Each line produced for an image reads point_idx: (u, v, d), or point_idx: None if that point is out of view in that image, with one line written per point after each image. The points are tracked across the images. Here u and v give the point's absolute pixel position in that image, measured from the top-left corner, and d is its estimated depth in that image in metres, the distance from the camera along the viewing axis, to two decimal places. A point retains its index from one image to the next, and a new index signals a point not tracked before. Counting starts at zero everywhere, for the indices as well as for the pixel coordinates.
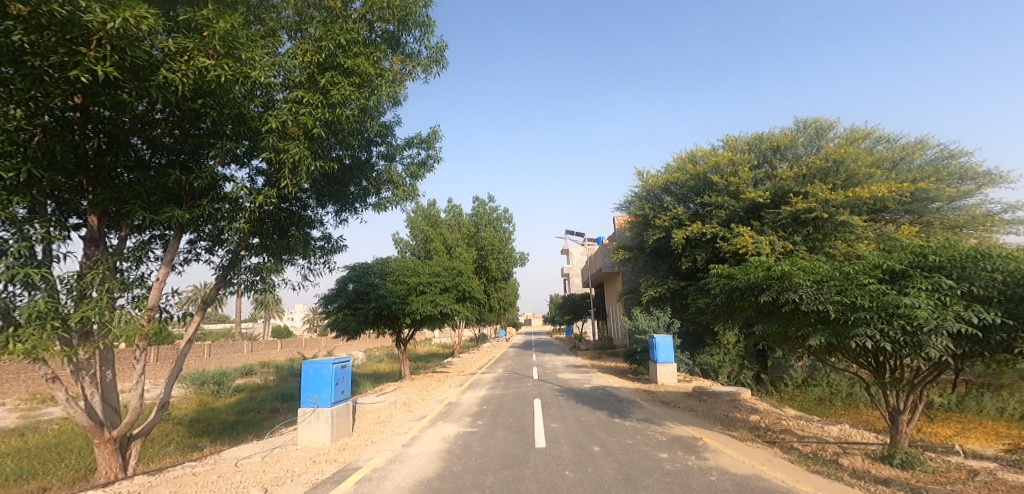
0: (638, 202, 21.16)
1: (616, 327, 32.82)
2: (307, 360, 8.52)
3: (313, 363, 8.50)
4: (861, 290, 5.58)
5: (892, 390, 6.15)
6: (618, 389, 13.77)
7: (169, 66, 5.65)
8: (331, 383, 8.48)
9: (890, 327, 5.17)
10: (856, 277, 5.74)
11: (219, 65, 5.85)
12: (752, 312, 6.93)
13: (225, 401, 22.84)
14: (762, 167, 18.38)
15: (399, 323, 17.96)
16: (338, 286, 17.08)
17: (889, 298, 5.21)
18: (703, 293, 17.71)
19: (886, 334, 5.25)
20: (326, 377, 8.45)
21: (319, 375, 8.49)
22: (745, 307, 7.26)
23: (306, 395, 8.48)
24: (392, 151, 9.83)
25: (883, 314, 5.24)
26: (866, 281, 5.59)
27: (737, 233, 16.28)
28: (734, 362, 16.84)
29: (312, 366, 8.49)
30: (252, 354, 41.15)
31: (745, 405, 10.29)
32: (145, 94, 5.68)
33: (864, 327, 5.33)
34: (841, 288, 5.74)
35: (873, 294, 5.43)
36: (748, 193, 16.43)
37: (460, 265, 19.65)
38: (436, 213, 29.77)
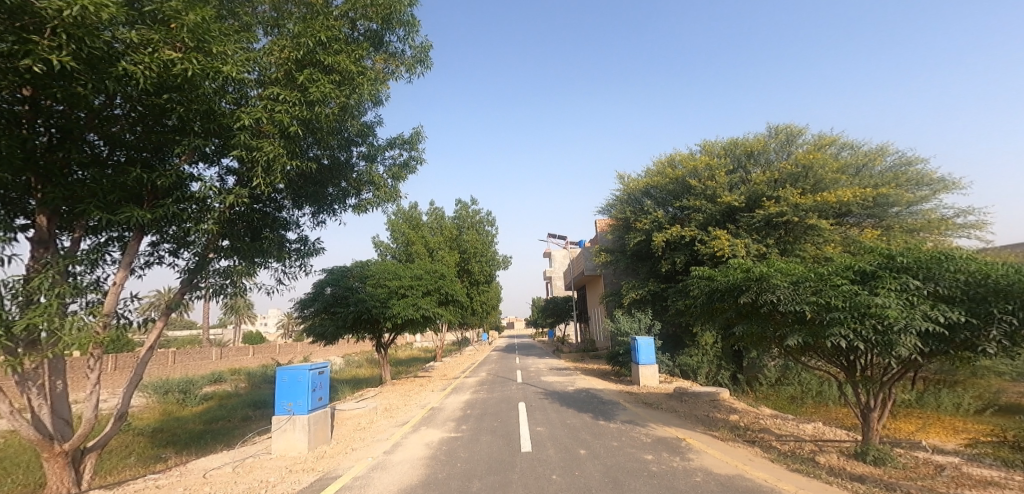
0: (619, 205, 21.34)
1: (597, 330, 32.94)
2: (283, 366, 8.25)
3: (288, 369, 8.23)
4: (835, 290, 5.65)
5: (863, 388, 6.26)
6: (601, 391, 13.79)
7: (130, 58, 5.42)
8: (308, 389, 8.22)
9: (862, 327, 5.26)
10: (830, 277, 5.81)
11: (187, 59, 5.72)
12: (733, 313, 7.00)
13: (193, 409, 22.07)
14: (737, 171, 18.64)
15: (378, 327, 17.67)
16: (315, 290, 16.74)
17: (861, 298, 5.29)
18: (682, 295, 17.89)
19: (859, 334, 5.34)
20: (303, 384, 8.19)
21: (294, 382, 8.22)
22: (725, 308, 7.33)
23: (281, 402, 8.20)
24: (373, 152, 9.65)
25: (855, 314, 5.32)
26: (839, 281, 5.68)
27: (714, 236, 16.50)
28: (712, 363, 17.09)
29: (287, 372, 8.22)
30: (222, 360, 39.94)
31: (724, 404, 10.39)
32: (102, 87, 5.38)
33: (838, 327, 5.39)
34: (817, 288, 5.81)
35: (846, 294, 5.50)
36: (725, 196, 16.71)
37: (443, 268, 19.43)
38: (417, 215, 29.55)
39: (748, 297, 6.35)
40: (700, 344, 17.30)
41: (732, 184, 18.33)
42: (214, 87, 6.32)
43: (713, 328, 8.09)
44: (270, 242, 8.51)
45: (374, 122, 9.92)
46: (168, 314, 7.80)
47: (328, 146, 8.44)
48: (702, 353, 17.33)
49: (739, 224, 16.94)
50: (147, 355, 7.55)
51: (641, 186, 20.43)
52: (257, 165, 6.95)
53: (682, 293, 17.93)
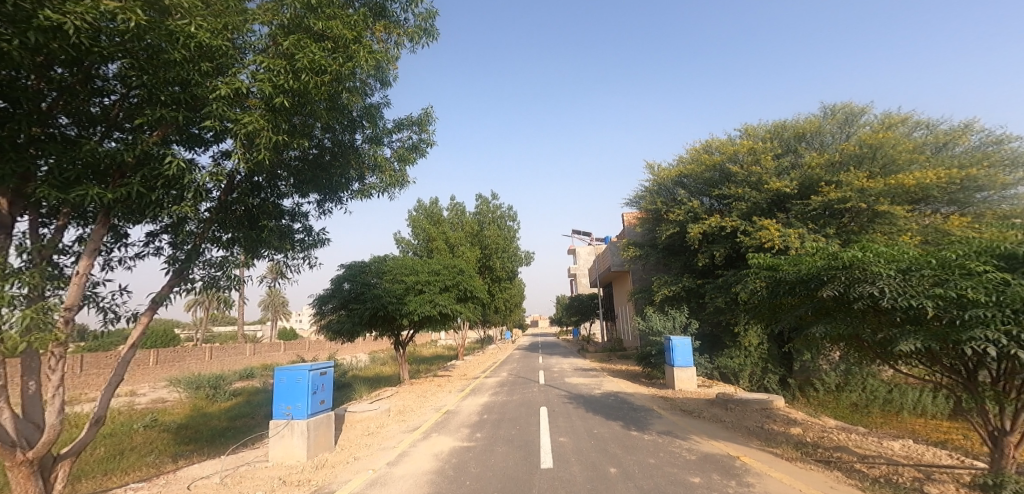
0: (649, 196, 20.10)
1: (627, 329, 31.55)
2: (281, 366, 7.36)
3: (287, 370, 7.34)
4: (970, 280, 4.41)
5: (996, 406, 5.09)
6: (632, 395, 12.61)
7: (59, 6, 4.54)
8: (309, 392, 7.29)
9: (1019, 328, 4.03)
10: (958, 263, 4.56)
11: (130, 9, 4.85)
12: (808, 311, 5.96)
13: (220, 405, 21.91)
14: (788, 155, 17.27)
15: (396, 324, 16.93)
16: (333, 286, 16.13)
17: (1016, 290, 4.04)
18: (724, 292, 16.48)
19: (1013, 336, 4.11)
20: (302, 386, 7.28)
21: (293, 384, 7.32)
22: (795, 304, 6.27)
23: (279, 406, 7.33)
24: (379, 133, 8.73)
25: (1006, 310, 4.10)
26: (974, 267, 4.44)
27: (760, 226, 15.11)
28: (757, 365, 15.77)
29: (286, 373, 7.33)
30: (255, 356, 40.23)
31: (779, 415, 9.15)
32: (29, 43, 4.54)
33: (982, 328, 4.18)
34: (937, 279, 4.60)
35: (988, 284, 4.27)
36: (774, 182, 15.28)
37: (464, 263, 18.44)
38: (439, 211, 28.92)
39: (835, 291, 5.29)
40: (743, 344, 15.91)
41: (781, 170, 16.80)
42: (186, 53, 5.54)
43: (779, 328, 7.01)
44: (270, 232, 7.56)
45: (381, 101, 9.00)
46: (156, 308, 6.75)
47: (331, 123, 7.52)
48: (745, 355, 15.97)
49: (791, 212, 15.59)
50: (132, 352, 6.66)
51: (674, 175, 19.15)
52: (236, 138, 6.04)
53: (724, 290, 16.51)
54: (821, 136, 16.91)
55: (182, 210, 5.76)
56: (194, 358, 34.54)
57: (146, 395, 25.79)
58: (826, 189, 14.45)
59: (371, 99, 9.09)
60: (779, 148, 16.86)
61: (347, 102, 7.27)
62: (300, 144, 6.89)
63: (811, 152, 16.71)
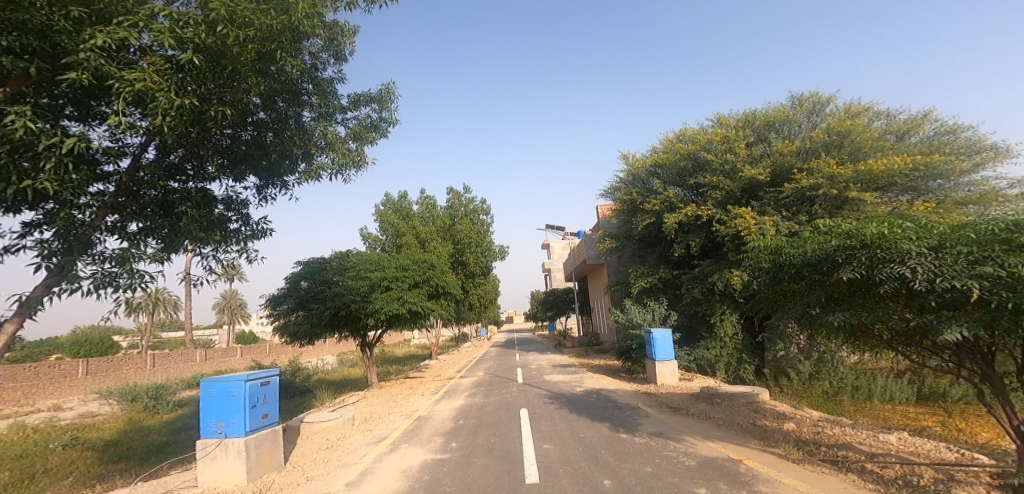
0: (624, 187, 19.69)
1: (601, 323, 31.24)
2: (209, 377, 6.28)
3: (217, 381, 6.26)
4: (1013, 256, 3.95)
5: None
6: (614, 392, 12.05)
7: None
8: (244, 406, 6.22)
9: None
10: (999, 239, 4.11)
11: None
12: (821, 298, 5.46)
13: (167, 417, 20.28)
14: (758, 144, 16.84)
15: (362, 324, 15.85)
16: (290, 285, 14.94)
17: None
18: (700, 282, 16.19)
19: None
20: (236, 399, 6.20)
21: (225, 398, 6.24)
22: (806, 293, 5.86)
23: (208, 423, 6.25)
24: (329, 110, 7.86)
25: None
26: (1022, 242, 3.99)
27: (735, 214, 14.78)
28: (733, 356, 15.49)
29: (216, 385, 6.25)
30: (205, 363, 37.89)
31: (767, 408, 8.73)
32: None
33: None
34: (973, 255, 4.15)
35: None
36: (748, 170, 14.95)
37: (434, 258, 17.48)
38: (407, 205, 27.80)
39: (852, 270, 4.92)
40: (719, 335, 15.59)
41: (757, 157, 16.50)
42: None
43: (784, 318, 6.52)
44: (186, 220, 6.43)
45: (335, 77, 8.13)
46: (25, 315, 5.60)
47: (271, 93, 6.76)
48: (720, 346, 15.62)
49: (764, 200, 15.31)
50: None
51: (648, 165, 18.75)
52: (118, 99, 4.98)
53: (701, 280, 16.21)
54: (789, 124, 16.56)
55: (35, 184, 4.71)
56: (132, 367, 32.73)
57: (80, 409, 23.72)
58: (797, 176, 14.13)
59: (323, 74, 8.12)
60: (752, 137, 16.47)
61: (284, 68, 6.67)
62: (214, 114, 5.97)
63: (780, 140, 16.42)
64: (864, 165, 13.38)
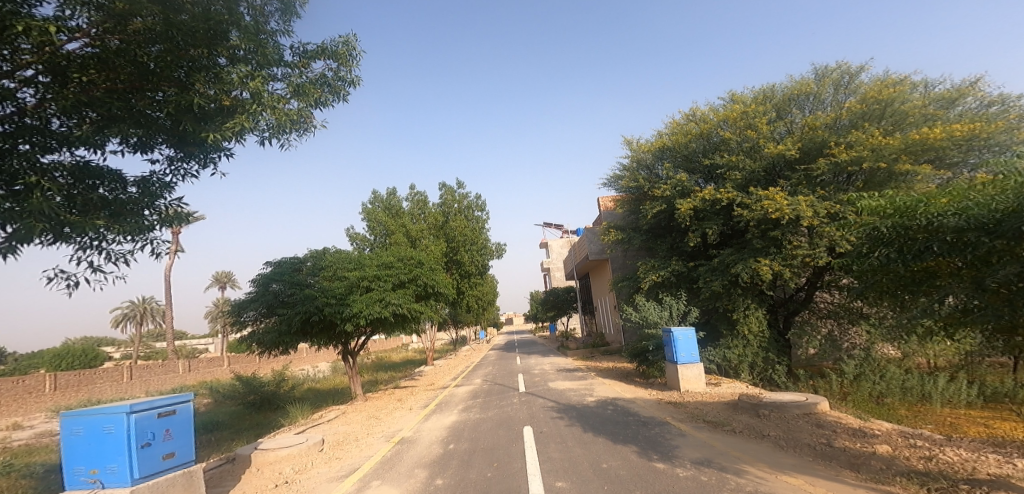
0: (628, 175, 18.14)
1: (605, 322, 29.57)
2: (76, 411, 4.82)
3: (84, 416, 4.77)
4: None
5: None
6: (632, 402, 10.35)
7: None
8: (126, 446, 4.62)
9: None
10: None
11: None
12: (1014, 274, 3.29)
13: None
14: (784, 119, 15.06)
15: (339, 331, 14.07)
16: (259, 288, 13.11)
17: None
18: (720, 275, 14.43)
19: None
20: (113, 439, 4.63)
21: (100, 436, 4.68)
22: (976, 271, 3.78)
23: (76, 470, 4.72)
24: (263, 58, 6.53)
25: None
26: None
27: (762, 196, 12.89)
28: (758, 356, 13.93)
29: (84, 421, 4.75)
30: (192, 373, 35.84)
31: (831, 423, 7.12)
32: None
33: None
34: None
35: None
36: (775, 146, 13.29)
37: (422, 254, 15.65)
38: (396, 202, 26.07)
39: (1020, 235, 3.24)
40: (741, 332, 14.05)
41: (779, 134, 14.84)
42: None
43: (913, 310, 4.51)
44: (50, 203, 5.16)
45: (280, 30, 6.87)
46: None
47: (159, 35, 5.68)
48: (744, 345, 14.01)
49: (792, 179, 13.76)
50: None
51: (653, 149, 17.15)
52: None
53: (722, 273, 14.43)
54: (808, 100, 14.73)
55: None
56: (107, 380, 30.53)
57: (40, 429, 21.53)
58: (837, 150, 12.50)
59: (266, 27, 6.75)
60: (773, 112, 14.75)
61: (187, 2, 5.77)
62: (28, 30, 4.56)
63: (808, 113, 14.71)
64: (915, 132, 11.78)
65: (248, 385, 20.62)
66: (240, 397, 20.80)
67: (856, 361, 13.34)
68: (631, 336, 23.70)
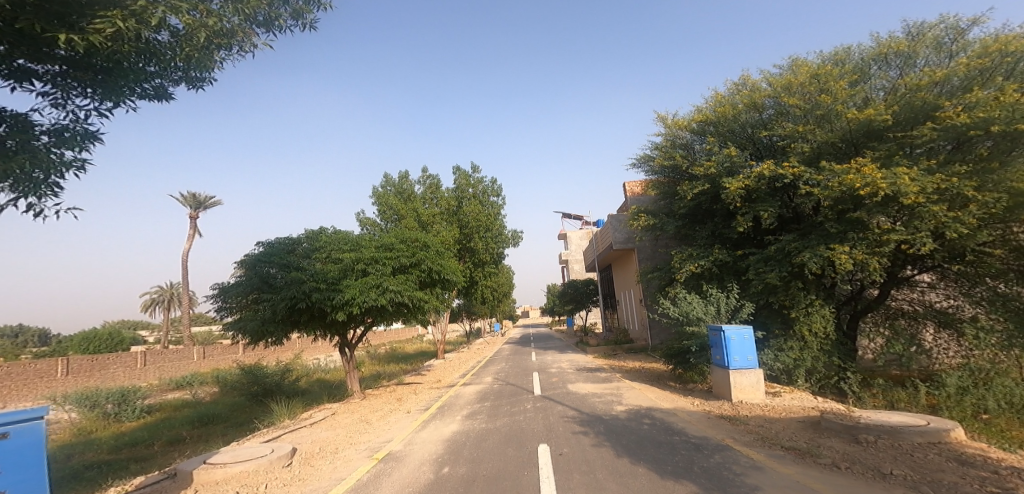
0: (663, 153, 16.16)
1: (630, 317, 27.48)
2: None
3: None
4: None
5: None
6: (675, 414, 8.43)
7: None
8: None
9: None
10: None
11: None
12: None
13: (129, 424, 17.08)
14: (863, 83, 12.69)
15: (331, 321, 12.45)
16: (248, 270, 11.56)
17: None
18: (777, 265, 12.38)
19: None
20: None
21: None
22: None
23: None
24: None
25: None
26: None
27: (846, 169, 10.59)
28: (817, 360, 11.93)
29: None
30: (207, 360, 35.17)
31: (977, 461, 5.07)
32: None
33: None
34: None
35: None
36: (863, 110, 11.07)
37: (429, 235, 13.88)
38: (409, 186, 24.47)
39: None
40: (798, 333, 12.05)
41: (857, 102, 12.46)
42: None
43: None
44: None
45: None
46: None
47: None
48: (801, 347, 11.97)
49: (881, 150, 11.54)
50: None
51: (692, 123, 15.17)
52: None
53: (780, 263, 12.40)
54: (895, 62, 12.42)
55: None
56: (121, 365, 29.63)
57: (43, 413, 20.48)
58: (954, 113, 10.12)
59: None
60: (854, 75, 12.45)
61: None
62: None
63: (898, 75, 12.36)
64: None
65: (250, 376, 19.26)
66: (242, 387, 19.46)
67: (958, 370, 11.13)
68: (660, 332, 21.58)
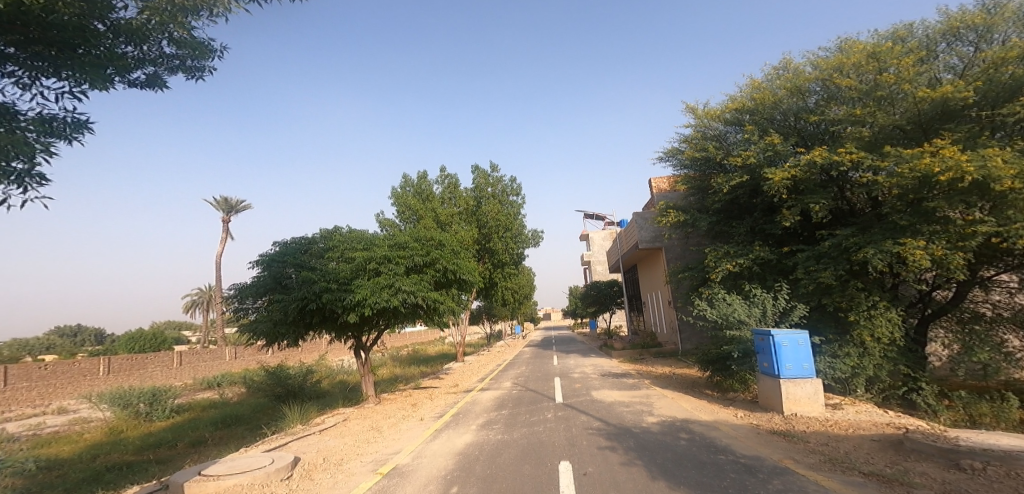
0: (694, 145, 15.02)
1: (660, 320, 26.20)
2: None
3: None
4: None
5: None
6: (717, 427, 7.43)
7: None
8: None
9: None
10: None
11: None
12: None
13: (158, 423, 17.08)
14: (932, 61, 11.29)
15: (342, 322, 11.90)
16: (262, 271, 11.18)
17: None
18: (832, 263, 11.13)
19: None
20: None
21: None
22: None
23: None
24: None
25: None
26: None
27: (920, 151, 9.34)
28: (882, 368, 10.71)
29: None
30: (239, 361, 35.69)
31: None
32: None
33: None
34: None
35: None
36: (943, 86, 9.65)
37: (444, 234, 13.24)
38: (429, 186, 24.00)
39: None
40: (856, 338, 10.68)
41: (928, 82, 11.01)
42: None
43: None
44: None
45: None
46: None
47: None
48: (861, 353, 10.55)
49: (958, 133, 10.18)
50: None
51: (727, 112, 13.99)
52: None
53: (835, 260, 11.15)
54: (969, 37, 10.92)
55: None
56: (157, 365, 30.27)
57: (80, 411, 20.86)
58: None
59: None
60: (922, 51, 11.06)
61: None
62: None
63: (972, 52, 10.91)
64: None
65: (273, 377, 19.07)
66: (264, 388, 19.28)
67: None
68: (693, 336, 20.34)
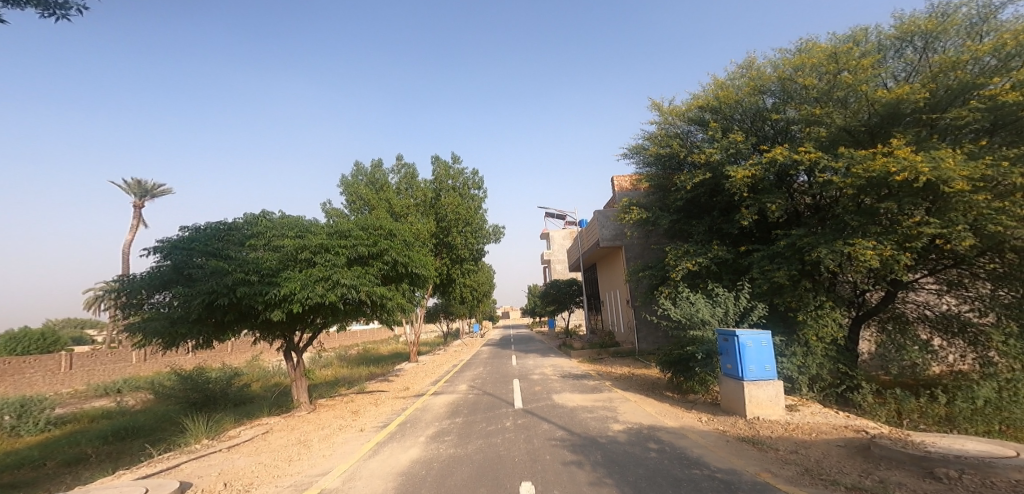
0: (657, 141, 14.79)
1: (616, 318, 26.24)
2: None
3: None
4: None
5: None
6: (684, 435, 6.93)
7: None
8: None
9: None
10: None
11: None
12: None
13: (26, 439, 14.54)
14: (885, 65, 11.68)
15: (268, 320, 10.48)
16: (165, 262, 9.57)
17: None
18: (786, 263, 11.15)
19: None
20: None
21: None
22: None
23: None
24: None
25: None
26: None
27: (872, 153, 9.49)
28: (825, 368, 10.79)
29: None
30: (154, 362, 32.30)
31: None
32: None
33: None
34: None
35: None
36: (900, 88, 9.91)
37: (395, 223, 12.09)
38: (384, 175, 22.65)
39: None
40: (802, 338, 10.72)
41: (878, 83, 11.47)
42: None
43: None
44: None
45: None
46: None
47: None
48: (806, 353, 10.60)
49: (910, 136, 10.46)
50: None
51: (691, 110, 13.84)
52: None
53: (789, 260, 11.19)
54: (917, 41, 11.28)
55: None
56: (37, 370, 26.53)
57: None
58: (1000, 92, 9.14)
59: None
60: (874, 54, 11.33)
61: None
62: None
63: (920, 56, 11.36)
64: None
65: (190, 382, 16.99)
66: (179, 395, 17.14)
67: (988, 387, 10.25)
68: (647, 335, 20.31)
